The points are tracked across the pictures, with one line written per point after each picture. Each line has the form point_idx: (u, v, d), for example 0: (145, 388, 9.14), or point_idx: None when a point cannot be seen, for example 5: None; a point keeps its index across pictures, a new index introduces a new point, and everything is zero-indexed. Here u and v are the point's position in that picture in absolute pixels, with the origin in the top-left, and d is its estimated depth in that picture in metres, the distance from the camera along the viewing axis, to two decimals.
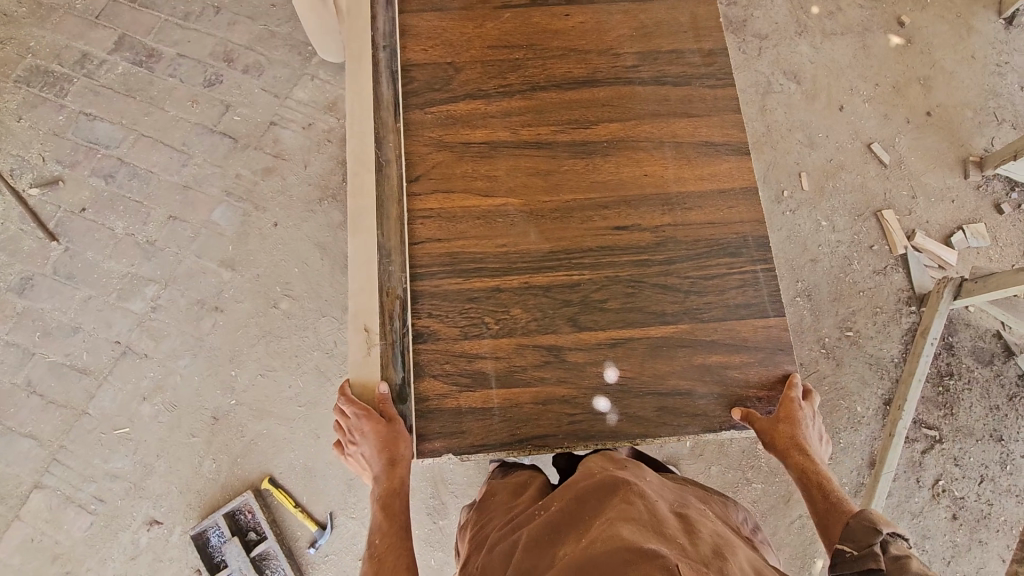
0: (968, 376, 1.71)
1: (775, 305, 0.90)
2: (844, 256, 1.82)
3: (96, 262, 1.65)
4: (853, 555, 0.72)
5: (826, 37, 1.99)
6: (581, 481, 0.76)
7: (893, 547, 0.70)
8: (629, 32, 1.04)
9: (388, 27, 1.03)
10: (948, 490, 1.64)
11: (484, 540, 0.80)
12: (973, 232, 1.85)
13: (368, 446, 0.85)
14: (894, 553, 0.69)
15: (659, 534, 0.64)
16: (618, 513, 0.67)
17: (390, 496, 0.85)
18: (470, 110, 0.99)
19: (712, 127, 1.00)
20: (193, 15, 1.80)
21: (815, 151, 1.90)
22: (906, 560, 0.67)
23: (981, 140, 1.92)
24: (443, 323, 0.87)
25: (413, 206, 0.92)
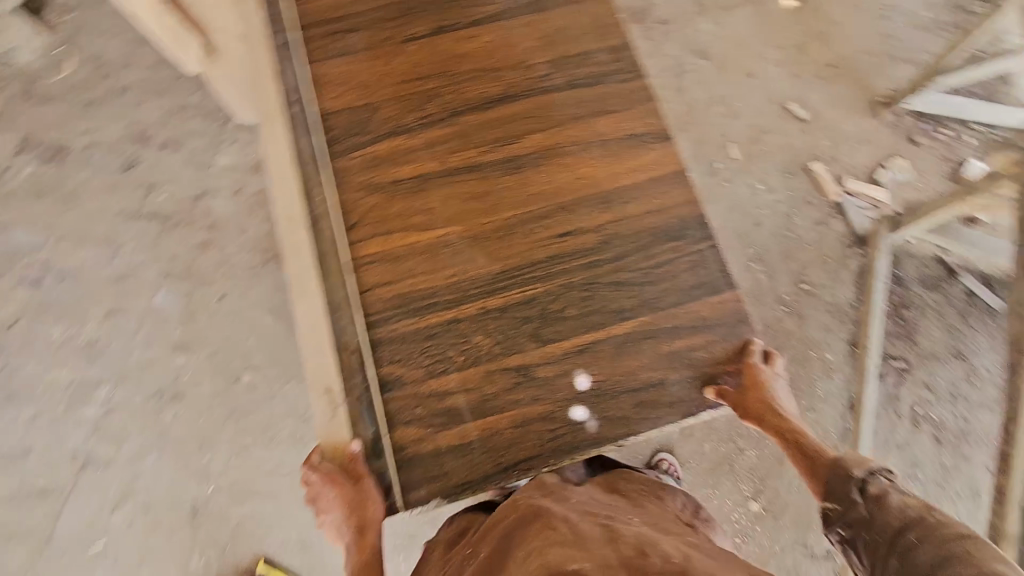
0: (921, 303, 1.78)
1: (727, 279, 0.92)
2: (784, 214, 1.88)
3: (37, 375, 1.56)
4: (838, 512, 0.75)
5: (725, 12, 2.07)
6: (506, 515, 0.75)
7: (870, 487, 0.74)
8: (535, 43, 1.06)
9: (294, 80, 1.00)
10: (926, 416, 1.70)
11: None
12: (896, 167, 1.95)
13: (337, 510, 0.84)
14: (874, 495, 0.73)
15: (582, 549, 0.63)
16: (544, 539, 0.67)
17: (363, 569, 0.83)
18: (394, 147, 0.97)
19: (632, 119, 1.02)
20: (96, 101, 1.73)
21: (738, 120, 1.97)
22: (885, 498, 0.71)
23: (885, 81, 2.03)
24: (406, 367, 0.84)
25: (353, 255, 0.90)
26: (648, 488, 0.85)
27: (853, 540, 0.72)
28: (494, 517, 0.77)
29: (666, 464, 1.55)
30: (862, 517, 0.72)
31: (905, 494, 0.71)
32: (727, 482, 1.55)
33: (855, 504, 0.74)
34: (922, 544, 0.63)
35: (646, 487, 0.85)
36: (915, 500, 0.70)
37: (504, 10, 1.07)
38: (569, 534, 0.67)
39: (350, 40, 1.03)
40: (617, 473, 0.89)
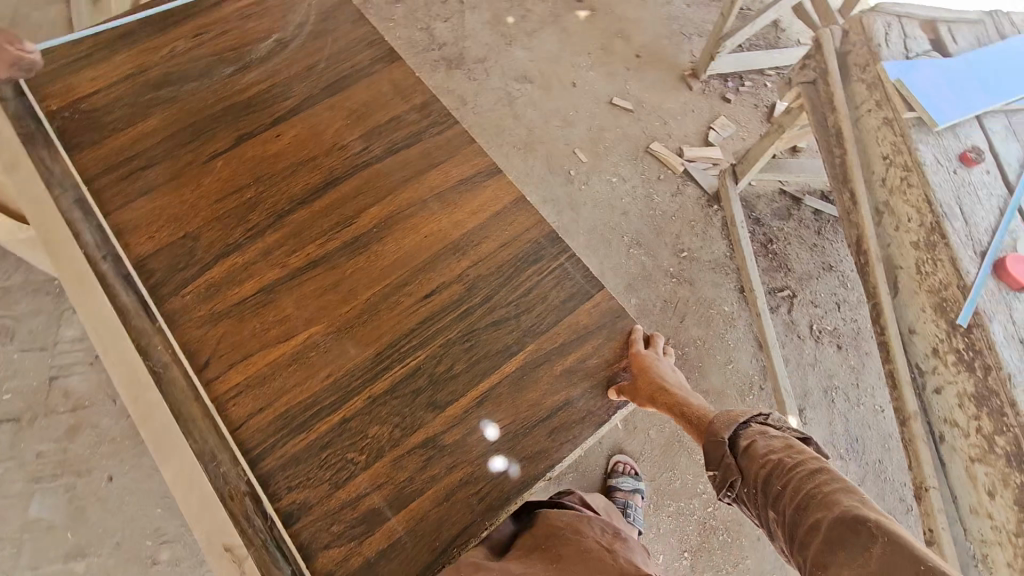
0: (782, 235, 1.96)
1: (592, 283, 0.95)
2: (644, 197, 2.01)
3: None
4: (717, 476, 0.76)
5: (531, 36, 2.22)
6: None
7: (740, 441, 0.76)
8: (344, 122, 1.06)
9: (98, 236, 0.93)
10: (823, 329, 1.84)
11: None
12: (720, 126, 2.15)
13: None
14: (743, 447, 0.75)
15: None
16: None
17: None
18: (229, 268, 0.92)
19: (459, 165, 1.05)
20: None
21: (575, 127, 2.09)
22: (751, 448, 0.74)
23: (684, 57, 2.26)
24: (308, 488, 0.79)
25: (216, 393, 0.83)
26: (568, 526, 0.86)
27: (737, 497, 0.74)
28: None
29: (622, 466, 1.56)
30: (737, 476, 0.74)
31: (767, 440, 0.74)
32: (681, 459, 1.61)
33: (729, 465, 0.75)
34: (787, 491, 0.67)
35: (564, 526, 0.86)
36: (774, 441, 0.74)
37: (302, 100, 1.07)
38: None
39: (149, 177, 0.98)
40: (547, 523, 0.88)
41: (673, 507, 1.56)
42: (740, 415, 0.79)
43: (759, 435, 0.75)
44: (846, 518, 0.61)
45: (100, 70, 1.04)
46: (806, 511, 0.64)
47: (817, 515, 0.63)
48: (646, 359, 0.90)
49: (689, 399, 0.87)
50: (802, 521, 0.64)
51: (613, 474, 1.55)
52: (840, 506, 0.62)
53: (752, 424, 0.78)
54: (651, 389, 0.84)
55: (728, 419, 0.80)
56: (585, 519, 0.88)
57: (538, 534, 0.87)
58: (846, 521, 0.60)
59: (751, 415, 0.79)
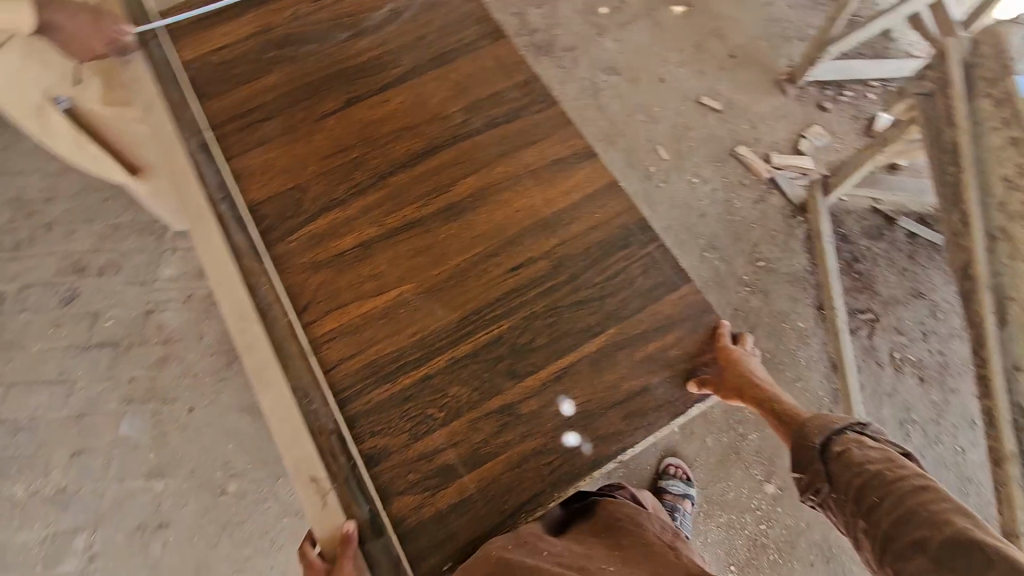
0: (870, 255, 1.86)
1: (680, 275, 0.94)
2: (724, 201, 1.95)
3: (9, 538, 1.50)
4: (804, 480, 0.79)
5: (623, 29, 2.19)
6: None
7: (833, 446, 0.77)
8: (447, 93, 1.09)
9: (218, 179, 1.00)
10: (906, 358, 1.74)
11: None
12: (814, 134, 2.06)
13: None
14: (835, 454, 0.76)
15: None
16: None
17: None
18: (332, 222, 0.97)
19: (556, 144, 1.04)
20: (25, 242, 1.73)
21: (660, 123, 2.05)
22: (845, 457, 0.74)
23: (782, 60, 2.17)
24: (389, 436, 0.82)
25: (312, 336, 0.89)
26: (629, 518, 0.84)
27: (823, 502, 0.77)
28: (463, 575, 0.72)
29: (673, 468, 1.55)
30: (825, 484, 0.75)
31: (864, 450, 0.73)
32: (738, 472, 1.56)
33: (818, 472, 0.77)
34: (884, 504, 0.66)
35: (625, 517, 0.84)
36: (872, 453, 0.73)
37: (409, 70, 1.11)
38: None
39: (265, 129, 1.05)
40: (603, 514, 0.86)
41: (722, 518, 1.53)
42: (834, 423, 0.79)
43: (854, 444, 0.75)
44: (959, 538, 0.57)
45: (229, 27, 1.12)
46: (906, 526, 0.62)
47: (923, 533, 0.60)
48: (735, 353, 0.92)
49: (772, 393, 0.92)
50: (898, 535, 0.62)
51: (663, 476, 1.54)
52: (953, 527, 0.58)
53: (848, 431, 0.78)
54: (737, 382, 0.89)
55: (821, 425, 0.81)
56: (645, 514, 0.86)
57: (599, 524, 0.85)
58: (958, 541, 0.56)
59: (848, 423, 0.79)
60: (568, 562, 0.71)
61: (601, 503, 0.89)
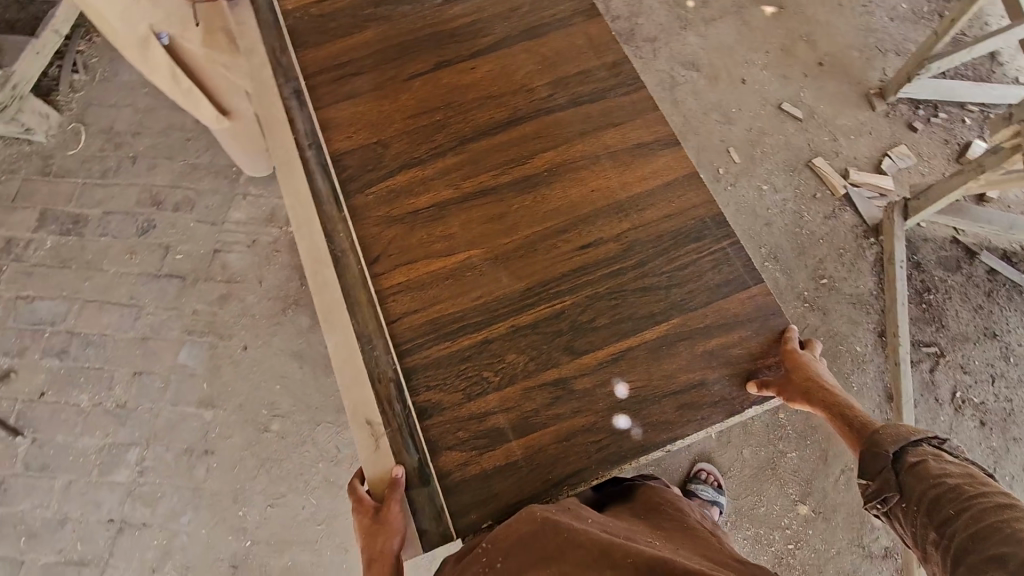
0: (943, 287, 1.76)
1: (753, 273, 0.92)
2: (793, 213, 1.85)
3: (69, 442, 1.55)
4: (870, 487, 0.75)
5: (708, 25, 2.08)
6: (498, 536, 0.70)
7: (909, 455, 0.73)
8: (536, 66, 1.07)
9: (308, 126, 1.04)
10: (967, 399, 1.65)
11: None
12: (898, 154, 1.91)
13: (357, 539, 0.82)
14: (910, 463, 0.72)
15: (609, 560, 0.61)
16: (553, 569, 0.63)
17: None
18: (409, 179, 0.99)
19: (639, 129, 1.03)
20: (110, 170, 1.78)
21: (734, 125, 1.95)
22: (921, 466, 0.70)
23: (874, 73, 2.00)
24: (444, 392, 0.85)
25: (380, 287, 0.91)
26: (668, 503, 0.86)
27: (890, 511, 0.73)
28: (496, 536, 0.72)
29: (705, 474, 1.52)
30: (895, 494, 0.72)
31: (943, 463, 0.70)
32: (772, 488, 1.52)
33: (887, 481, 0.73)
34: (963, 517, 0.63)
35: (666, 502, 0.85)
36: (951, 467, 0.69)
37: (500, 38, 1.09)
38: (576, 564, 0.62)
39: (355, 83, 1.06)
40: (645, 498, 0.87)
41: (750, 531, 1.51)
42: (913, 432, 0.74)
43: (931, 456, 0.71)
44: None
45: None
46: (983, 542, 0.59)
47: (1001, 549, 0.57)
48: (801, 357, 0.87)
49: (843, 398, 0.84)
50: (976, 549, 0.60)
51: (693, 480, 1.51)
52: None
53: (925, 444, 0.73)
54: (806, 384, 0.82)
55: (898, 432, 0.75)
56: (684, 500, 0.89)
57: (639, 505, 0.85)
58: None
59: (926, 436, 0.74)
60: (613, 530, 0.72)
61: (640, 488, 0.92)
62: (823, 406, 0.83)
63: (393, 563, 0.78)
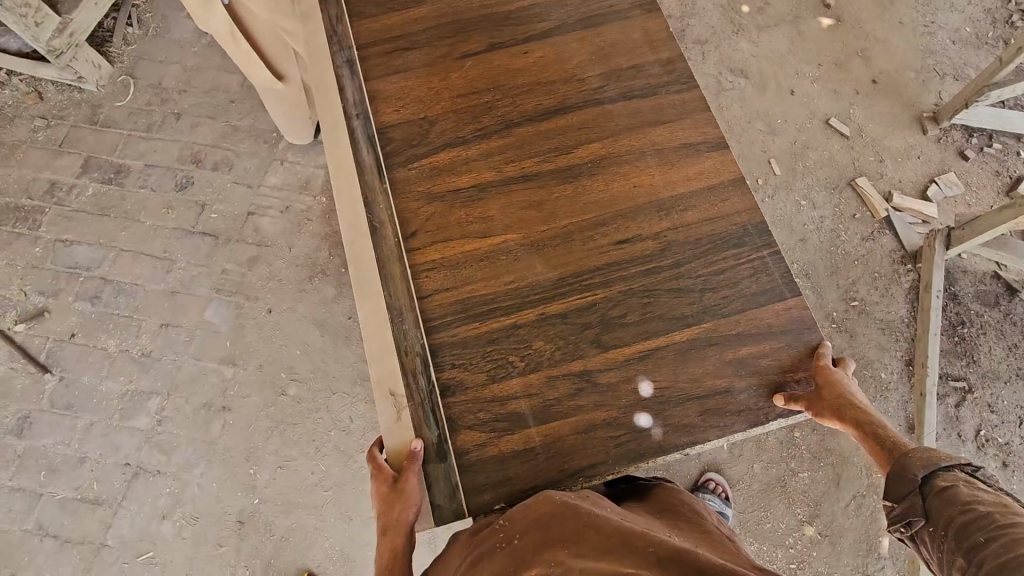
0: (979, 322, 1.70)
1: (790, 286, 0.92)
2: (830, 231, 1.76)
3: (94, 385, 1.60)
4: (895, 510, 0.74)
5: (761, 32, 1.96)
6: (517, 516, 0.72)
7: (939, 479, 0.71)
8: (589, 56, 1.06)
9: (356, 96, 1.04)
10: (991, 439, 1.60)
11: None
12: (945, 181, 1.80)
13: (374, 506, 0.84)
14: (940, 487, 0.71)
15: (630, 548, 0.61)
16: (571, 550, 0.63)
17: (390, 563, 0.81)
18: (452, 158, 0.99)
19: (687, 128, 1.01)
20: (155, 125, 1.80)
21: (778, 137, 1.85)
22: (951, 492, 0.69)
23: (929, 96, 1.89)
24: (469, 371, 0.87)
25: (414, 262, 0.93)
26: (685, 504, 0.86)
27: (915, 535, 0.72)
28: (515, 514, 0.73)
29: (713, 484, 1.50)
30: (922, 518, 0.71)
31: (974, 490, 0.69)
32: (780, 506, 1.51)
33: (913, 505, 0.72)
34: (992, 546, 0.62)
35: (681, 503, 0.85)
36: (983, 495, 0.68)
37: (555, 26, 1.08)
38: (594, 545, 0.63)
39: (407, 58, 1.06)
40: (660, 498, 0.88)
41: (753, 547, 1.49)
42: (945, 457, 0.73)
43: (963, 482, 0.70)
44: None
45: None
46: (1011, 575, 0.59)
47: None
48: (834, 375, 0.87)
49: (876, 417, 0.83)
50: None
51: (701, 489, 1.50)
52: None
53: (957, 471, 0.72)
54: (838, 402, 0.83)
55: (928, 455, 0.75)
56: (701, 501, 0.89)
57: (653, 504, 0.86)
58: None
59: (959, 462, 0.73)
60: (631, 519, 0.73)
61: (654, 488, 0.92)
62: (854, 423, 0.82)
63: (409, 531, 0.81)
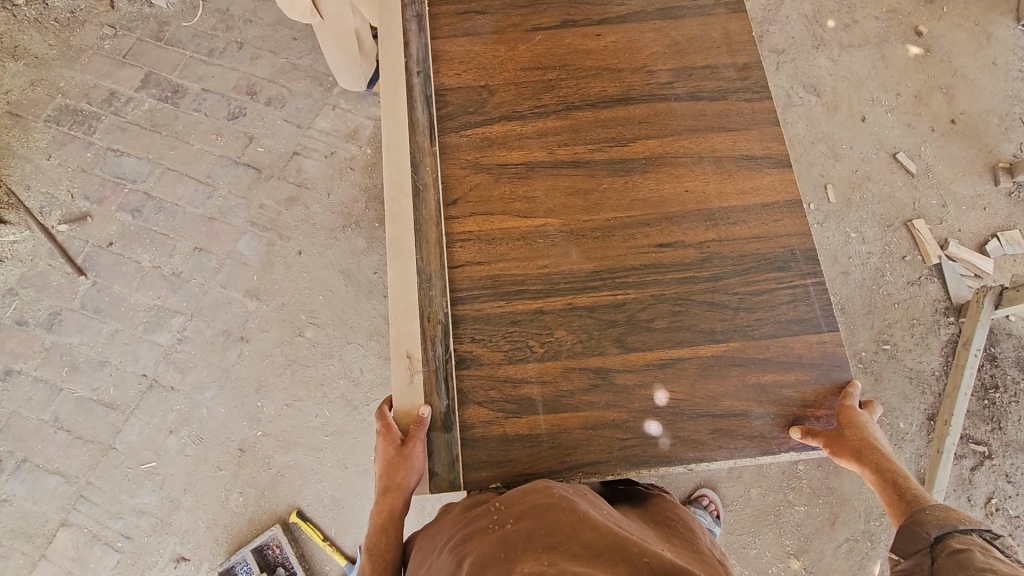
0: (1014, 389, 1.61)
1: (828, 320, 0.89)
2: (876, 268, 1.69)
3: (124, 294, 1.64)
4: (900, 564, 0.73)
5: (844, 50, 1.86)
6: (514, 503, 0.71)
7: (952, 541, 0.69)
8: (662, 49, 1.01)
9: (420, 53, 1.01)
10: (1001, 509, 1.55)
11: (429, 564, 0.72)
12: (1007, 239, 1.71)
13: (376, 464, 0.84)
14: (952, 549, 0.68)
15: (625, 559, 0.60)
16: (561, 548, 0.62)
17: (385, 521, 0.83)
18: (506, 132, 0.97)
19: (751, 140, 0.97)
20: (217, 51, 1.81)
21: (840, 163, 1.77)
22: (963, 555, 0.67)
23: (1008, 146, 1.78)
24: (486, 348, 0.88)
25: (452, 230, 0.93)
26: (683, 520, 0.85)
27: None
28: (509, 499, 0.73)
29: (706, 501, 1.49)
30: None
31: (990, 557, 0.66)
32: (769, 534, 1.49)
33: (921, 563, 0.71)
34: None
35: (679, 519, 0.84)
36: (998, 563, 0.65)
37: (633, 12, 1.03)
38: (586, 546, 0.62)
39: (478, 22, 1.03)
40: (657, 510, 0.86)
41: (735, 568, 1.48)
42: (961, 521, 0.70)
43: (978, 547, 0.67)
44: None
45: None
46: None
47: None
48: (859, 416, 0.85)
49: (899, 467, 0.80)
50: None
51: (693, 503, 1.49)
52: None
53: (974, 535, 0.70)
54: (857, 442, 0.81)
55: (945, 518, 0.72)
56: (694, 517, 0.88)
57: (651, 514, 0.85)
58: None
59: (977, 527, 0.70)
60: (625, 527, 0.72)
61: (652, 498, 0.91)
62: (873, 469, 0.80)
63: (407, 494, 0.83)
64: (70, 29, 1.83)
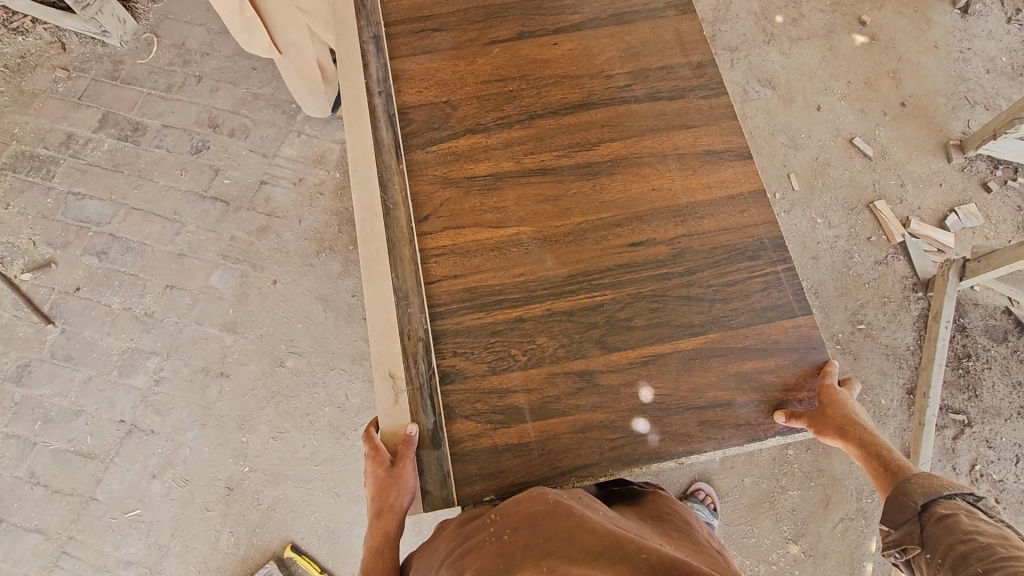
0: (985, 356, 1.67)
1: (802, 304, 0.91)
2: (844, 251, 1.74)
3: (95, 340, 1.60)
4: (891, 535, 0.74)
5: (793, 43, 1.92)
6: (510, 512, 0.70)
7: (939, 507, 0.71)
8: (618, 53, 1.04)
9: (381, 73, 1.02)
10: (985, 474, 1.59)
11: None
12: (965, 212, 1.77)
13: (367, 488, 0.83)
14: (940, 515, 0.70)
15: (623, 559, 0.60)
16: (560, 554, 0.62)
17: (380, 543, 0.82)
18: (472, 144, 0.98)
19: (711, 135, 1.00)
20: (175, 86, 1.79)
21: (800, 152, 1.82)
22: (950, 521, 0.69)
23: (957, 124, 1.85)
24: (469, 360, 0.87)
25: (425, 246, 0.93)
26: (679, 514, 0.85)
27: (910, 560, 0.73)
28: (504, 508, 0.72)
29: (702, 494, 1.50)
30: (917, 547, 0.71)
31: (976, 521, 0.68)
32: (766, 521, 1.50)
33: (911, 533, 0.72)
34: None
35: (675, 513, 0.85)
36: (984, 526, 0.68)
37: (588, 19, 1.06)
38: (585, 551, 0.62)
39: (435, 39, 1.04)
40: (653, 506, 0.87)
41: (736, 559, 1.49)
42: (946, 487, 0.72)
43: (964, 512, 0.69)
44: None
45: None
46: None
47: None
48: (839, 394, 0.86)
49: (882, 440, 0.82)
50: None
51: (691, 498, 1.49)
52: None
53: (958, 499, 0.72)
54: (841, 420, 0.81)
55: (931, 485, 0.73)
56: (693, 514, 0.87)
57: (647, 511, 0.86)
58: None
59: (962, 491, 0.72)
60: (622, 525, 0.72)
61: (647, 495, 0.91)
62: (858, 445, 0.81)
63: (401, 515, 0.82)
64: (22, 74, 1.79)
